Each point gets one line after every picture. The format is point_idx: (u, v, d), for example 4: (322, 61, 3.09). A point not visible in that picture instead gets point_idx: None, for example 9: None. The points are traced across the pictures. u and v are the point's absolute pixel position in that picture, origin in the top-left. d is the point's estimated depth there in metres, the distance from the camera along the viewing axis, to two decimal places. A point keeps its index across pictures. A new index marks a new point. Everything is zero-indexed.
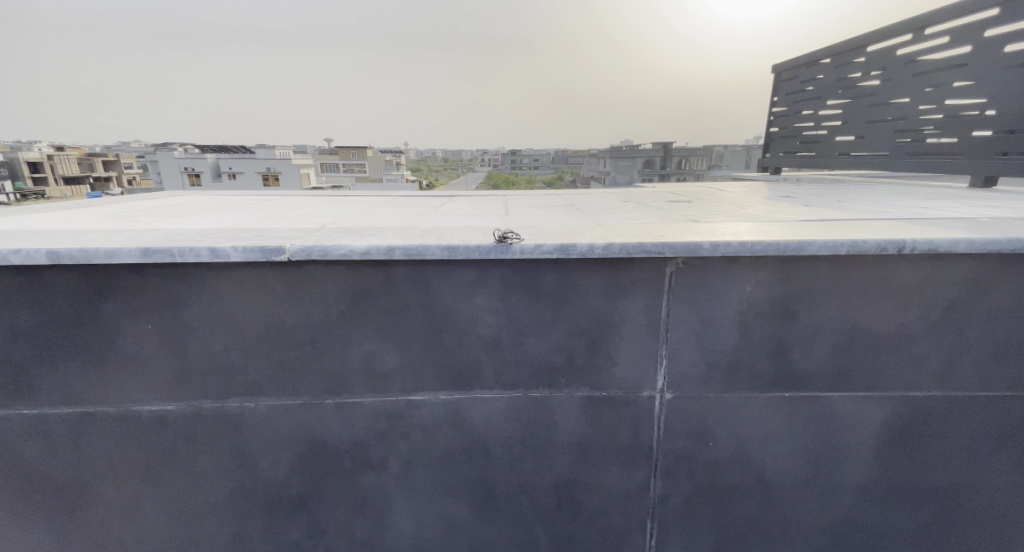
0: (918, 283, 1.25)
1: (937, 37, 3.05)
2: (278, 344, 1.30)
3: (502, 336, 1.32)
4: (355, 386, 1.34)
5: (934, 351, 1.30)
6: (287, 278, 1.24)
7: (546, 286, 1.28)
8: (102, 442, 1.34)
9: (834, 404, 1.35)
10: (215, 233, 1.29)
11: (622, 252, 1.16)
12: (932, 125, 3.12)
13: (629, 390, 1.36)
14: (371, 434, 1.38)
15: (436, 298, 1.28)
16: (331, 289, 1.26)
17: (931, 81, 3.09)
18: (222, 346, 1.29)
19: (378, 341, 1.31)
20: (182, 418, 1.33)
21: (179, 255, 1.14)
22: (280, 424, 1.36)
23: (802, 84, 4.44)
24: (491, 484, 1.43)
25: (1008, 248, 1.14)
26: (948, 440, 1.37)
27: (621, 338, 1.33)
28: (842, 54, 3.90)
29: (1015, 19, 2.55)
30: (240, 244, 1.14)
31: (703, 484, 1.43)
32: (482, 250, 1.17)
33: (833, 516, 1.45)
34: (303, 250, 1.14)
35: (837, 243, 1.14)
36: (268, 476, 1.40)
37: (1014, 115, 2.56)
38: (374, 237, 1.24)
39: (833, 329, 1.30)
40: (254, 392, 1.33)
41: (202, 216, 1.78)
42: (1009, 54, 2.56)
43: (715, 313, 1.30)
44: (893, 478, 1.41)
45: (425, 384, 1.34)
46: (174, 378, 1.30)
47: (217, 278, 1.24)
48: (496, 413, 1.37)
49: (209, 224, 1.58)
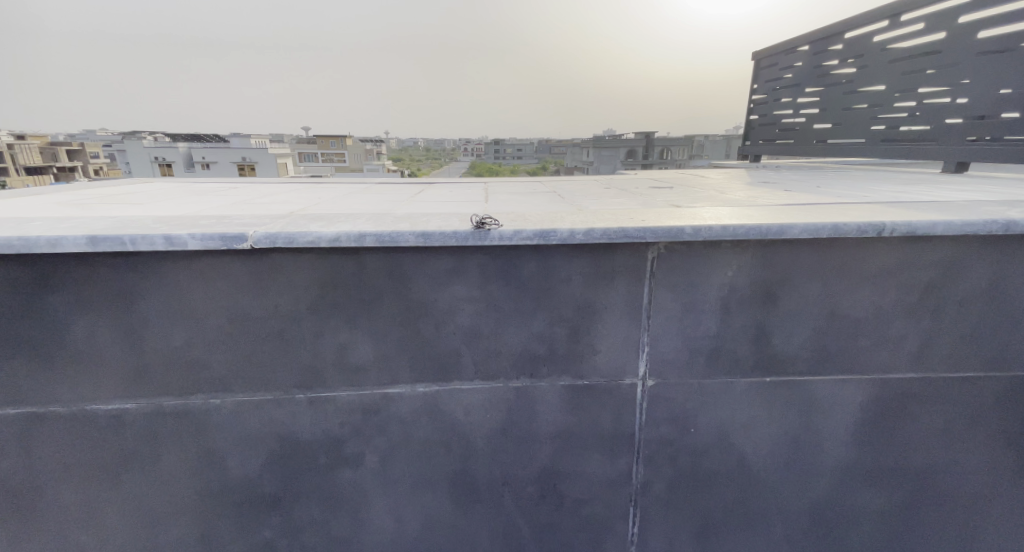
0: (896, 266, 1.25)
1: (911, 24, 3.08)
2: (244, 337, 1.23)
3: (481, 326, 1.28)
4: (328, 380, 1.28)
5: (910, 334, 1.31)
6: (253, 267, 1.17)
7: (526, 273, 1.24)
8: (55, 444, 1.26)
9: (813, 388, 1.36)
10: (172, 220, 1.21)
11: (604, 237, 1.13)
12: (906, 111, 3.16)
13: (610, 378, 1.34)
14: (345, 429, 1.33)
15: (411, 286, 1.23)
16: (300, 278, 1.19)
17: (906, 68, 3.12)
18: (183, 341, 1.22)
19: (351, 332, 1.25)
20: (143, 416, 1.26)
21: (132, 243, 1.06)
22: (249, 420, 1.30)
23: (780, 72, 4.45)
24: (472, 476, 1.40)
25: (984, 230, 1.14)
26: (923, 420, 1.38)
27: (603, 325, 1.30)
28: (820, 41, 3.92)
29: (987, 6, 2.58)
30: (198, 231, 1.07)
31: (685, 470, 1.42)
32: (459, 237, 1.12)
33: (812, 498, 1.46)
34: (267, 238, 1.08)
35: (818, 226, 1.12)
36: (238, 474, 1.34)
37: (985, 101, 2.61)
38: (344, 224, 1.18)
39: (813, 313, 1.29)
40: (220, 388, 1.26)
41: (161, 204, 1.68)
42: (981, 40, 2.60)
43: (697, 299, 1.28)
44: (870, 459, 1.43)
45: (402, 376, 1.30)
46: (132, 375, 1.23)
47: (175, 268, 1.16)
48: (476, 404, 1.34)
49: (168, 211, 1.49)
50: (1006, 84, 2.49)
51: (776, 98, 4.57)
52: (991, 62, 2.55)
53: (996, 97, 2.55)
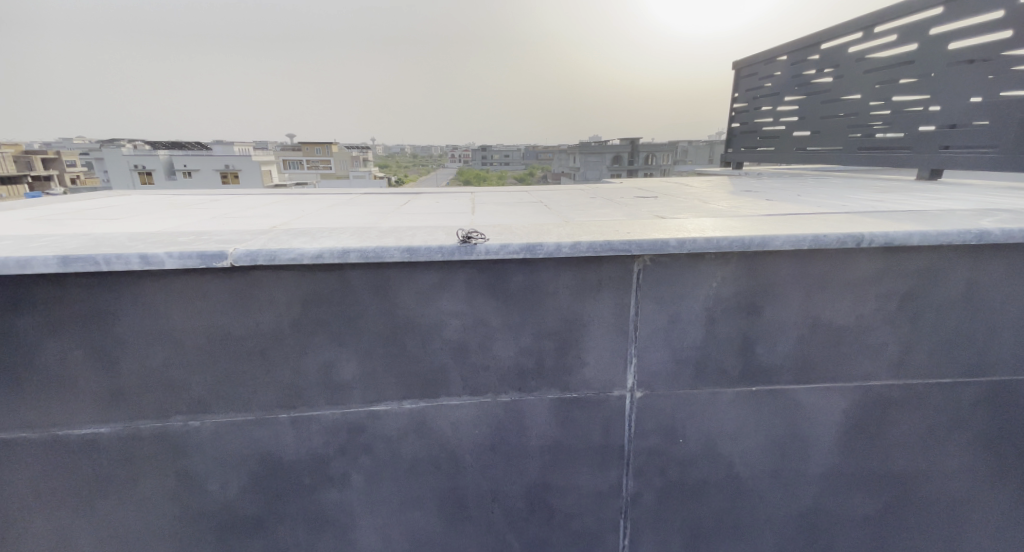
0: (875, 275, 1.27)
1: (885, 35, 3.18)
2: (225, 356, 1.20)
3: (469, 340, 1.27)
4: (312, 398, 1.25)
5: (891, 341, 1.33)
6: (233, 284, 1.15)
7: (513, 286, 1.23)
8: (25, 470, 1.21)
9: (799, 396, 1.37)
10: (150, 237, 1.18)
11: (590, 250, 1.13)
12: (881, 120, 3.25)
13: (599, 390, 1.34)
14: (331, 448, 1.30)
15: (397, 301, 1.21)
16: (282, 295, 1.17)
17: (881, 78, 3.22)
18: (161, 361, 1.18)
19: (336, 349, 1.23)
20: (118, 440, 1.22)
21: (106, 262, 1.03)
22: (230, 442, 1.26)
23: (760, 81, 4.55)
24: (461, 493, 1.38)
25: (959, 240, 1.17)
26: (905, 426, 1.41)
27: (590, 338, 1.30)
28: (798, 51, 4.02)
29: (956, 20, 2.68)
30: (176, 250, 1.04)
31: (675, 481, 1.42)
32: (445, 251, 1.11)
33: (800, 506, 1.47)
34: (247, 255, 1.06)
35: (800, 237, 1.14)
36: (219, 497, 1.30)
37: (956, 111, 2.69)
38: (327, 239, 1.16)
39: (797, 322, 1.31)
40: (199, 409, 1.22)
41: (139, 218, 1.64)
42: (952, 51, 2.69)
43: (683, 310, 1.29)
44: (855, 466, 1.44)
45: (388, 393, 1.27)
46: (107, 397, 1.19)
47: (152, 288, 1.13)
48: (464, 420, 1.32)
49: (146, 226, 1.45)
50: (976, 94, 2.57)
51: (757, 106, 4.67)
52: (962, 72, 2.64)
53: (966, 106, 2.64)
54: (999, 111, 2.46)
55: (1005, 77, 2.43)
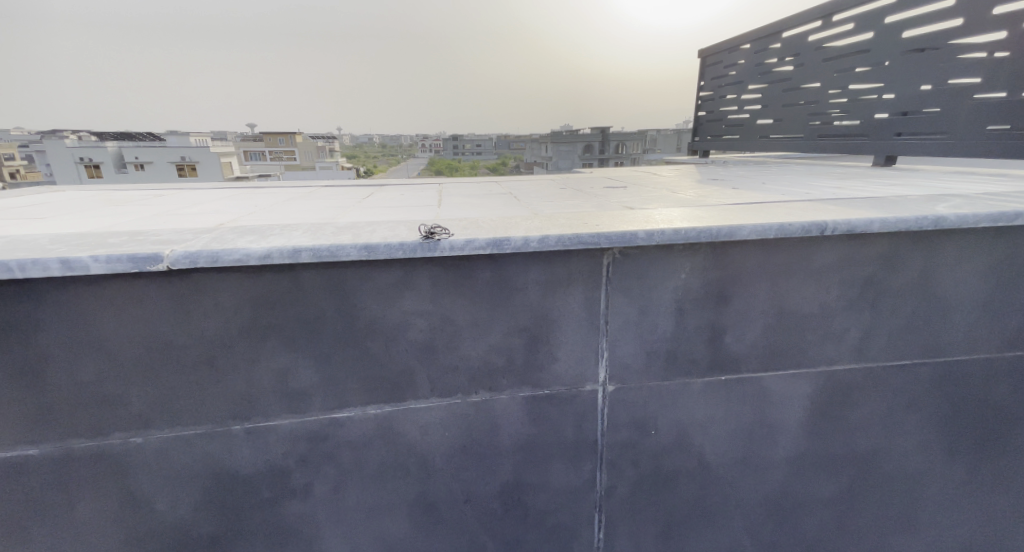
0: (837, 263, 1.29)
1: (842, 24, 3.25)
2: (167, 367, 1.11)
3: (435, 340, 1.21)
4: (268, 408, 1.18)
5: (852, 327, 1.36)
6: (172, 290, 1.05)
7: (479, 282, 1.18)
8: None
9: (766, 383, 1.38)
10: (74, 240, 1.06)
11: (558, 244, 1.09)
12: (839, 108, 3.34)
13: (570, 385, 1.31)
14: (291, 459, 1.23)
15: (357, 303, 1.14)
16: (230, 300, 1.08)
17: (839, 67, 3.30)
18: (96, 374, 1.08)
19: (292, 355, 1.15)
20: (50, 462, 1.11)
21: (19, 269, 0.92)
22: (179, 458, 1.17)
23: (725, 69, 4.62)
24: (432, 497, 1.34)
25: (917, 226, 1.18)
26: (867, 408, 1.45)
27: (561, 332, 1.27)
28: (761, 40, 4.08)
29: (909, 9, 2.75)
30: (102, 253, 0.94)
31: (648, 472, 1.42)
32: (406, 249, 1.04)
33: (768, 490, 1.50)
34: (185, 257, 0.97)
35: (765, 226, 1.14)
36: (169, 517, 1.21)
37: (909, 98, 2.77)
38: (277, 238, 1.08)
39: (764, 311, 1.31)
40: (142, 424, 1.13)
41: (70, 218, 1.50)
42: (904, 41, 2.77)
43: (653, 302, 1.27)
44: (820, 449, 1.48)
45: (351, 398, 1.21)
46: (33, 416, 1.08)
47: (81, 296, 1.02)
48: (433, 422, 1.27)
49: (77, 226, 1.33)
50: (926, 83, 2.66)
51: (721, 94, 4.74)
52: (913, 61, 2.72)
53: (917, 94, 2.73)
54: (948, 99, 2.54)
55: (952, 66, 2.52)
